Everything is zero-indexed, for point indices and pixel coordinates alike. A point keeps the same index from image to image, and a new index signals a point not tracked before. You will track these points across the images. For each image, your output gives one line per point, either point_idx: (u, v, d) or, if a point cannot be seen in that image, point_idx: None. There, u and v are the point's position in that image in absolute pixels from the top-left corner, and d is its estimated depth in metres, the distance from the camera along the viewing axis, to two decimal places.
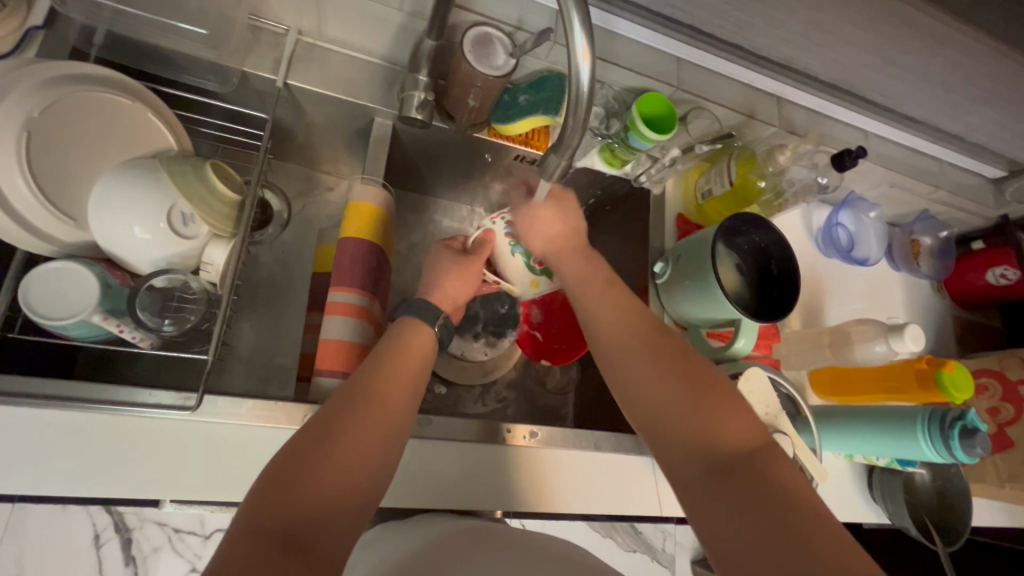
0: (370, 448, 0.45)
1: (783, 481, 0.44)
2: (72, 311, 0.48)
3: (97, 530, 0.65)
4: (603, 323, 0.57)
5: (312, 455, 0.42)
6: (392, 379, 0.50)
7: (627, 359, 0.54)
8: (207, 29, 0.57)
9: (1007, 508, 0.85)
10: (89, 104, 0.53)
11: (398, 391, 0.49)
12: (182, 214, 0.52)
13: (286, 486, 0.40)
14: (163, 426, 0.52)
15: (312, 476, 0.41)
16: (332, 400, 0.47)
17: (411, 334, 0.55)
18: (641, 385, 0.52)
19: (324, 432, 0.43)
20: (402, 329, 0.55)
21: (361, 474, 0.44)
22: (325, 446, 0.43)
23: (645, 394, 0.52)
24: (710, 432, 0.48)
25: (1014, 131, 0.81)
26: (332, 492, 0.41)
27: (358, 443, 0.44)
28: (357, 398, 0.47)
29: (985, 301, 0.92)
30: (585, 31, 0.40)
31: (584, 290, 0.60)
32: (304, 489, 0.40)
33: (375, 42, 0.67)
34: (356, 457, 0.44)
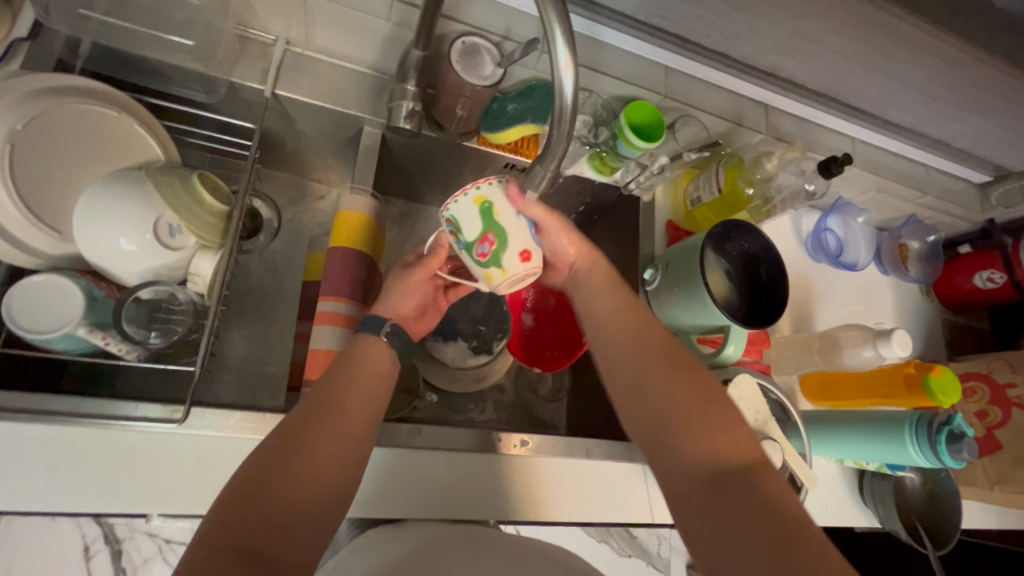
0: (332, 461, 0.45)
1: (770, 491, 0.45)
2: (56, 324, 0.48)
3: (87, 542, 0.67)
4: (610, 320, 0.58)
5: (282, 469, 0.42)
6: (352, 391, 0.49)
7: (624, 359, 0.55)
8: (194, 40, 0.58)
9: (996, 510, 0.86)
10: (75, 115, 0.53)
11: (357, 402, 0.49)
12: (168, 225, 0.52)
13: (254, 500, 0.40)
14: (149, 440, 0.52)
15: (282, 496, 0.41)
16: (291, 415, 0.46)
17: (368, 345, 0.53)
18: (638, 383, 0.53)
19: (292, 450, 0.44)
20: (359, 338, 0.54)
21: (323, 494, 0.44)
22: (296, 462, 0.43)
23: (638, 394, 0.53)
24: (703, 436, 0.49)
25: (999, 137, 0.82)
26: (296, 514, 0.42)
27: (321, 469, 0.44)
28: (323, 415, 0.47)
29: (973, 304, 0.93)
30: (568, 42, 0.41)
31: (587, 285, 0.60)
32: (275, 510, 0.41)
33: (364, 52, 0.67)
34: (319, 479, 0.44)
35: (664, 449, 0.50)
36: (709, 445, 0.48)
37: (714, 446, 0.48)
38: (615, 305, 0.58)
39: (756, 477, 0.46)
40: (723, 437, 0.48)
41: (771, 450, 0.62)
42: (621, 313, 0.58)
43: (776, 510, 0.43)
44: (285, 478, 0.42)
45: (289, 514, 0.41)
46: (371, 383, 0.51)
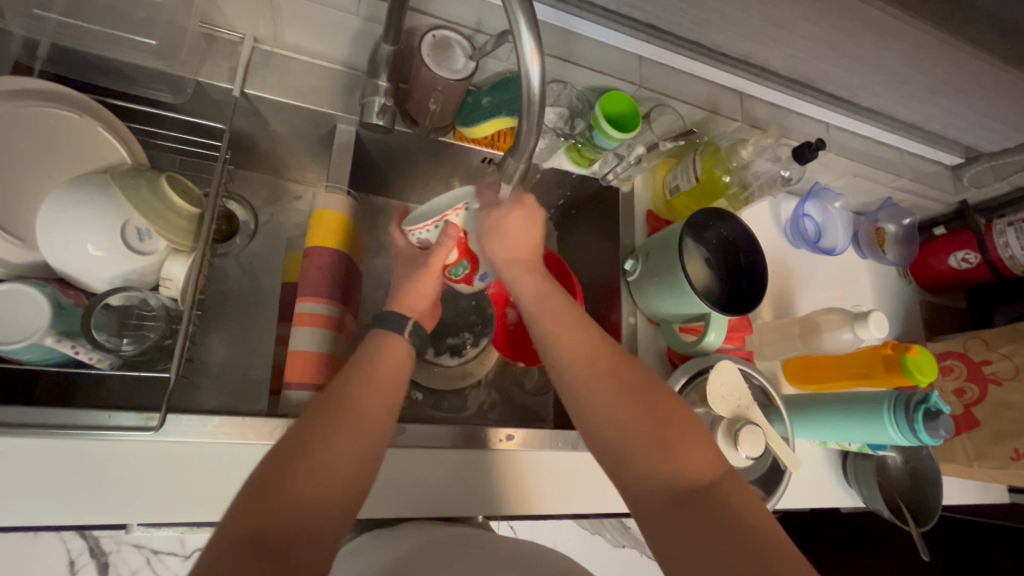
0: (349, 466, 0.44)
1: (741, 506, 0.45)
2: (23, 334, 0.46)
3: (72, 557, 0.67)
4: (563, 335, 0.56)
5: (298, 470, 0.42)
6: (370, 393, 0.49)
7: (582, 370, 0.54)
8: (157, 39, 0.56)
9: (976, 485, 0.88)
10: (35, 120, 0.52)
11: (376, 405, 0.49)
12: (137, 229, 0.51)
13: (262, 496, 0.40)
14: (124, 450, 0.50)
15: (309, 482, 0.42)
16: (307, 416, 0.46)
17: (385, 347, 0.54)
18: (592, 407, 0.52)
19: (299, 443, 0.43)
20: (374, 343, 0.55)
21: (343, 490, 0.43)
22: (317, 454, 0.43)
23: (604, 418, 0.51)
24: (683, 462, 0.48)
25: (970, 120, 0.83)
26: (305, 509, 0.41)
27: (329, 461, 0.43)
28: (326, 408, 0.46)
29: (950, 284, 0.95)
30: (534, 34, 0.40)
31: (547, 300, 0.59)
32: (283, 507, 0.40)
33: (335, 48, 0.66)
34: (346, 466, 0.44)
35: (626, 472, 0.49)
36: (686, 471, 0.47)
37: (689, 469, 0.48)
38: (563, 328, 0.57)
39: (734, 501, 0.46)
40: (701, 463, 0.48)
41: (754, 434, 0.62)
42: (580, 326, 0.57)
43: (748, 530, 0.43)
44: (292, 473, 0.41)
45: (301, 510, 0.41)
46: (387, 388, 0.51)
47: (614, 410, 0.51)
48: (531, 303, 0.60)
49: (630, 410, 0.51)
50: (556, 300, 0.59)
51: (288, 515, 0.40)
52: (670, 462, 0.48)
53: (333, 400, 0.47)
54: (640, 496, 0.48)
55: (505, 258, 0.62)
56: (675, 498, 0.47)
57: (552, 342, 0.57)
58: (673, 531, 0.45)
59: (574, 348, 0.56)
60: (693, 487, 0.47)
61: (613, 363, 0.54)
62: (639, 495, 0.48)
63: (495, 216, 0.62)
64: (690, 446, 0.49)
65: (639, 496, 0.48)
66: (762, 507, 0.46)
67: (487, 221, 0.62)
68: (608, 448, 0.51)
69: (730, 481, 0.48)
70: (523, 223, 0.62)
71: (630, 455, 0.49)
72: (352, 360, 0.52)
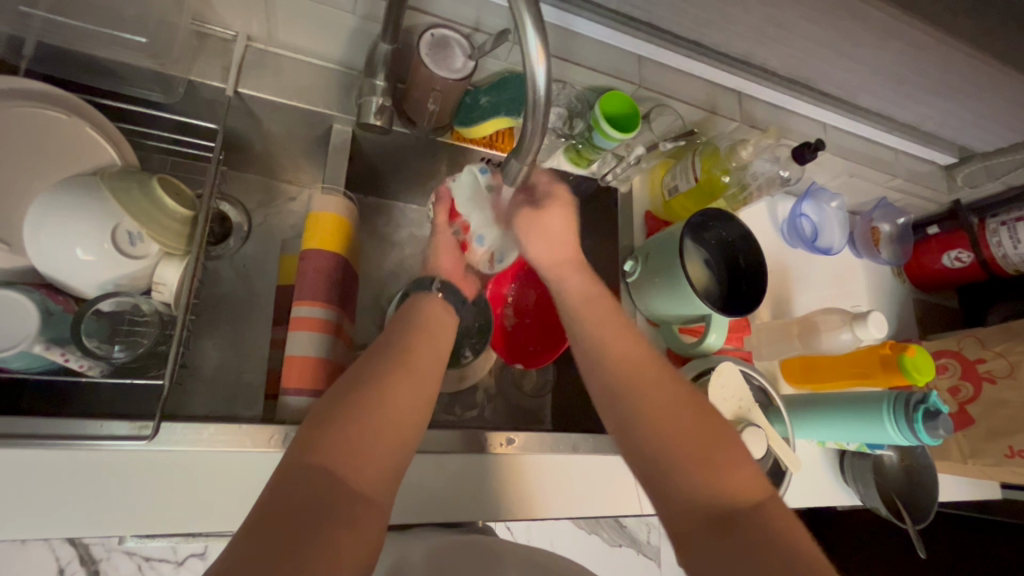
0: (393, 463, 0.44)
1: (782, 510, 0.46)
2: (10, 342, 0.45)
3: (61, 564, 0.67)
4: (614, 331, 0.58)
5: (356, 453, 0.41)
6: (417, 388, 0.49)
7: (634, 365, 0.55)
8: (148, 37, 0.55)
9: (969, 482, 0.89)
10: (20, 121, 0.51)
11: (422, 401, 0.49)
12: (128, 233, 0.49)
13: (331, 444, 0.41)
14: (115, 460, 0.49)
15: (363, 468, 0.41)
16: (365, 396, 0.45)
17: (434, 335, 0.56)
18: (646, 399, 0.53)
19: (363, 407, 0.44)
20: (418, 328, 0.55)
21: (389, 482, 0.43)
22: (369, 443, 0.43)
23: (643, 398, 0.53)
24: (722, 456, 0.48)
25: (964, 120, 0.84)
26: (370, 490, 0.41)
27: (385, 438, 0.44)
28: (391, 376, 0.48)
29: (943, 283, 0.96)
30: (540, 33, 0.40)
31: (590, 301, 0.61)
32: (343, 463, 0.41)
33: (330, 47, 0.64)
34: (393, 459, 0.44)
35: (679, 468, 0.48)
36: (724, 466, 0.48)
37: (734, 471, 0.48)
38: (614, 325, 0.59)
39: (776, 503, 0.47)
40: (739, 467, 0.48)
41: (756, 436, 0.63)
42: (625, 329, 0.59)
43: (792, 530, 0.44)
44: (354, 436, 0.42)
45: (357, 475, 0.41)
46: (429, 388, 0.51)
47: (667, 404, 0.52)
48: (574, 298, 0.62)
49: (674, 396, 0.53)
50: (599, 300, 0.61)
51: (350, 473, 0.40)
52: (708, 451, 0.49)
53: (397, 374, 0.48)
54: (671, 479, 0.48)
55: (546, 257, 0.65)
56: (710, 487, 0.47)
57: (601, 339, 0.58)
58: (703, 518, 0.46)
59: (623, 345, 0.57)
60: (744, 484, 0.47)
61: (653, 355, 0.57)
62: (670, 480, 0.48)
63: (538, 214, 0.66)
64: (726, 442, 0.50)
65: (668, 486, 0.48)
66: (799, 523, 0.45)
67: (528, 223, 0.66)
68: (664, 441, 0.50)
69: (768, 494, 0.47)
70: (563, 218, 0.66)
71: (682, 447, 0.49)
72: (400, 344, 0.52)
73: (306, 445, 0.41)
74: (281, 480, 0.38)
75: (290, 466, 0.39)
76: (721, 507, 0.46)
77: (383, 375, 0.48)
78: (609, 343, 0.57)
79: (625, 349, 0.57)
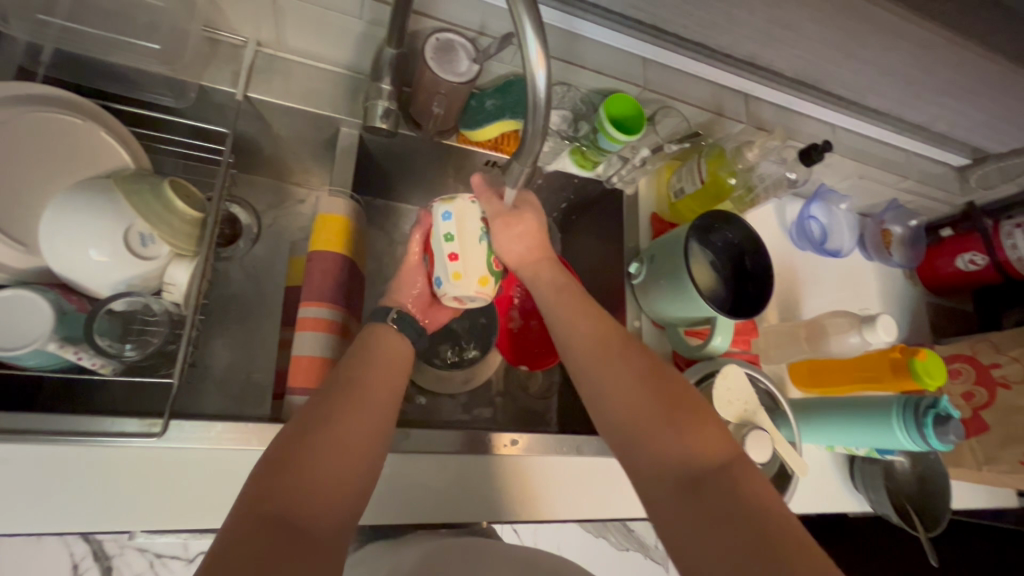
0: (345, 458, 0.43)
1: (751, 492, 0.45)
2: (26, 340, 0.46)
3: (75, 560, 0.68)
4: (577, 324, 0.58)
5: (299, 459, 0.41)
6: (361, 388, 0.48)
7: (595, 357, 0.55)
8: (160, 44, 0.56)
9: (984, 489, 0.87)
10: (38, 126, 0.52)
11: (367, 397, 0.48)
12: (140, 234, 0.51)
13: (291, 476, 0.40)
14: (126, 457, 0.50)
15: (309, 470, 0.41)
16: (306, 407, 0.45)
17: (382, 342, 0.54)
18: (610, 395, 0.53)
19: (320, 436, 0.43)
20: (370, 338, 0.54)
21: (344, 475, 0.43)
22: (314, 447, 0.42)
23: (614, 395, 0.52)
24: (684, 441, 0.48)
25: (978, 122, 0.82)
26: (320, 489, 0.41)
27: (346, 457, 0.43)
28: (349, 398, 0.47)
29: (957, 287, 0.94)
30: (539, 36, 0.40)
31: (561, 295, 0.61)
32: (304, 495, 0.40)
33: (338, 51, 0.65)
34: (344, 453, 0.43)
35: (646, 464, 0.49)
36: (687, 442, 0.48)
37: (697, 453, 0.47)
38: (576, 317, 0.58)
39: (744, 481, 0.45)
40: (707, 435, 0.48)
41: (762, 438, 0.61)
42: (590, 317, 0.58)
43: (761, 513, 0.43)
44: (315, 463, 0.41)
45: (319, 507, 0.40)
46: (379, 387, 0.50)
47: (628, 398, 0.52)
48: (546, 289, 0.62)
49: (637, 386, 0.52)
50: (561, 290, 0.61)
51: (312, 504, 0.40)
52: (675, 438, 0.48)
53: (356, 392, 0.47)
54: (646, 478, 0.48)
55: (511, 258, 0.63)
56: (675, 472, 0.47)
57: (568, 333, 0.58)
58: (675, 509, 0.46)
59: (587, 335, 0.57)
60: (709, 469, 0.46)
61: (617, 343, 0.56)
62: (645, 476, 0.49)
63: (506, 223, 0.60)
64: (692, 419, 0.49)
65: (642, 474, 0.49)
66: (767, 487, 0.46)
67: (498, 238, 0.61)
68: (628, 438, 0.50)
69: (736, 458, 0.47)
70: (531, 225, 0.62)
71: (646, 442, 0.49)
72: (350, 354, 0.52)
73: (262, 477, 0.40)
74: (241, 514, 0.37)
75: (249, 499, 0.38)
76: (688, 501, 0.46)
77: (341, 397, 0.47)
78: (571, 335, 0.57)
79: (588, 343, 0.56)
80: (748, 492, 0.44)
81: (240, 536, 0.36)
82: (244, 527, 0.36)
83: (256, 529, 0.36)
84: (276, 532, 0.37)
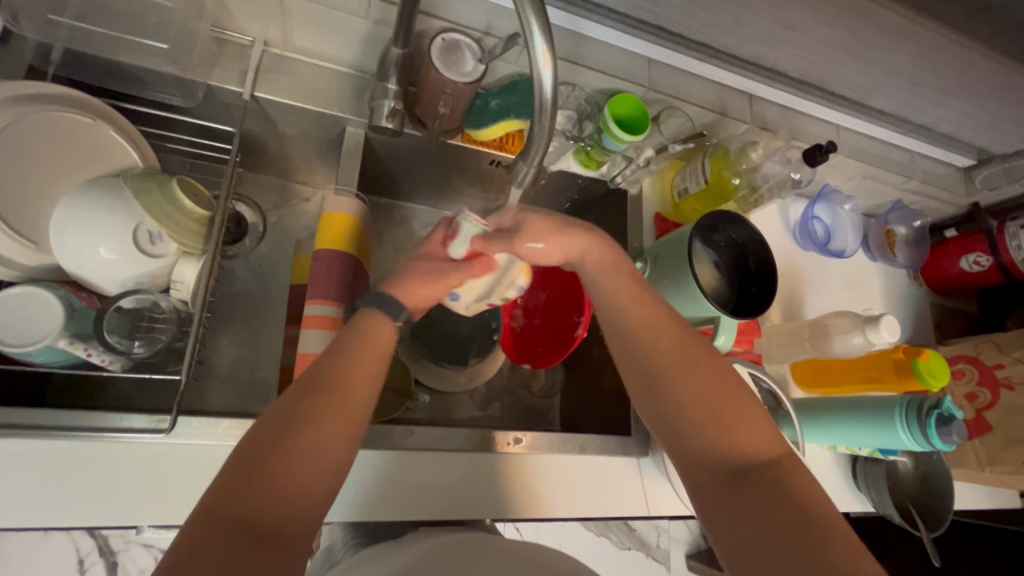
0: (319, 463, 0.42)
1: (796, 485, 0.45)
2: (35, 337, 0.47)
3: (81, 556, 0.71)
4: (627, 304, 0.57)
5: (274, 460, 0.40)
6: (345, 387, 0.46)
7: (644, 338, 0.55)
8: (169, 44, 0.57)
9: (986, 491, 0.87)
10: (48, 124, 0.52)
11: (352, 396, 0.46)
12: (149, 232, 0.51)
13: (271, 483, 0.39)
14: (134, 453, 0.51)
15: (281, 475, 0.40)
16: (287, 404, 0.43)
17: (375, 332, 0.51)
18: (659, 377, 0.53)
19: (299, 436, 0.41)
20: (364, 326, 0.51)
21: (320, 481, 0.42)
22: (290, 450, 0.41)
23: (666, 381, 0.52)
24: (733, 425, 0.49)
25: (983, 123, 0.82)
26: (293, 495, 0.40)
27: (322, 458, 0.42)
28: (329, 396, 0.44)
29: (961, 287, 0.94)
30: (546, 36, 0.40)
31: (609, 274, 0.59)
32: (273, 503, 0.39)
33: (344, 51, 0.66)
34: (321, 458, 0.42)
35: (690, 447, 0.50)
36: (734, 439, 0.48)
37: (744, 440, 0.48)
38: (623, 296, 0.57)
39: (787, 474, 0.46)
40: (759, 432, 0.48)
41: None
42: (639, 296, 0.57)
43: (803, 509, 0.43)
44: (293, 468, 0.40)
45: (290, 510, 0.39)
46: (366, 382, 0.47)
47: (677, 382, 0.52)
48: (595, 270, 0.60)
49: (687, 370, 0.52)
50: (611, 269, 0.59)
51: (288, 508, 0.39)
52: (722, 433, 0.49)
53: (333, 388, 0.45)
54: (690, 462, 0.50)
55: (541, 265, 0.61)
56: (723, 464, 0.48)
57: (613, 313, 0.57)
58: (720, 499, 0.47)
59: (636, 313, 0.56)
60: (753, 461, 0.47)
61: (669, 325, 0.55)
62: (689, 458, 0.50)
63: (522, 242, 0.59)
64: (741, 412, 0.49)
65: (687, 461, 0.50)
66: (814, 480, 0.46)
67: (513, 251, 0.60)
68: (674, 419, 0.51)
69: (783, 452, 0.48)
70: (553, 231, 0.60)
71: (692, 425, 0.50)
72: (341, 340, 0.49)
73: (238, 479, 0.38)
74: (211, 522, 0.36)
75: (225, 504, 0.37)
76: (728, 486, 0.47)
77: (323, 396, 0.44)
78: (621, 315, 0.57)
79: (637, 321, 0.56)
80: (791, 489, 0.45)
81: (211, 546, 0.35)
82: (215, 537, 0.35)
83: (229, 540, 0.36)
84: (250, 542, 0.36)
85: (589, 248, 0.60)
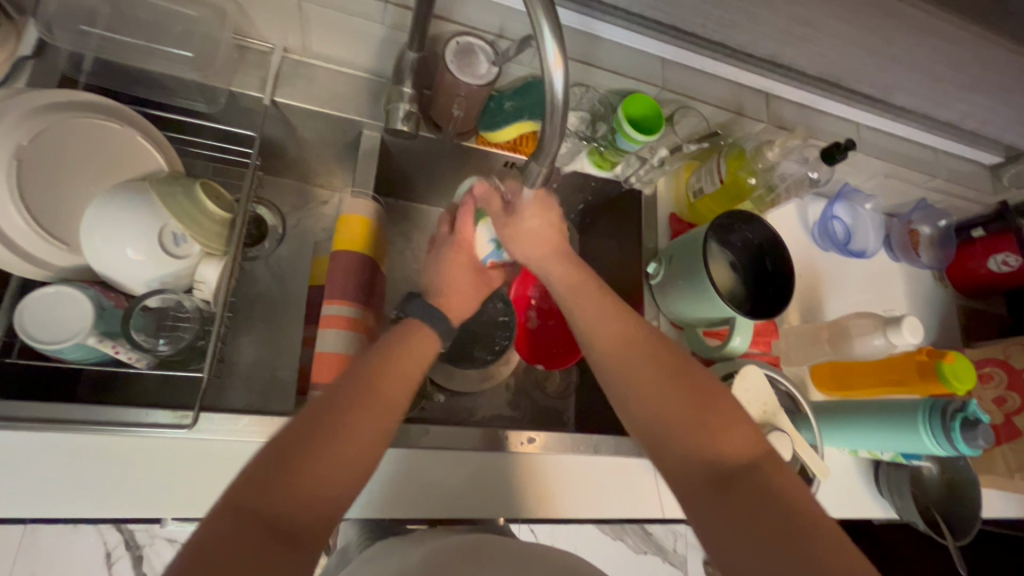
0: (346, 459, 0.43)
1: (783, 491, 0.44)
2: (66, 335, 0.49)
3: (109, 550, 0.74)
4: (603, 322, 0.57)
5: (299, 457, 0.41)
6: (372, 389, 0.47)
7: (622, 353, 0.55)
8: (193, 52, 0.59)
9: (1018, 500, 0.84)
10: (78, 129, 0.54)
11: (380, 397, 0.47)
12: (173, 234, 0.53)
13: (274, 481, 0.39)
14: (159, 447, 0.52)
15: (308, 471, 0.40)
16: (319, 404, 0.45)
17: (409, 341, 0.54)
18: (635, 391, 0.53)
19: (326, 433, 0.43)
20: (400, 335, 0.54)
21: (347, 479, 0.42)
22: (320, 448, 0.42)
23: (644, 393, 0.52)
24: (714, 432, 0.48)
25: (1012, 119, 0.80)
26: (319, 489, 0.41)
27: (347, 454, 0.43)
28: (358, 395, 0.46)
29: (988, 288, 0.92)
30: (557, 39, 0.41)
31: (578, 290, 0.60)
32: (297, 495, 0.39)
33: (362, 56, 0.67)
34: (349, 456, 0.43)
35: (671, 457, 0.49)
36: (721, 440, 0.48)
37: (725, 447, 0.47)
38: (600, 312, 0.58)
39: (771, 478, 0.45)
40: (738, 433, 0.48)
41: (782, 440, 0.63)
42: (617, 311, 0.58)
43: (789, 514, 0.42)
44: (317, 466, 0.41)
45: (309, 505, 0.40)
46: (395, 384, 0.49)
47: (654, 396, 0.51)
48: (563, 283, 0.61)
49: (665, 383, 0.52)
50: (584, 281, 0.60)
51: (302, 509, 0.39)
52: (703, 436, 0.48)
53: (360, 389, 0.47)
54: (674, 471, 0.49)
55: (532, 257, 0.62)
56: (706, 469, 0.47)
57: (594, 331, 0.57)
58: (707, 502, 0.46)
59: (612, 329, 0.56)
60: (736, 468, 0.46)
61: (649, 340, 0.55)
62: (671, 468, 0.49)
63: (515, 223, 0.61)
64: (726, 414, 0.49)
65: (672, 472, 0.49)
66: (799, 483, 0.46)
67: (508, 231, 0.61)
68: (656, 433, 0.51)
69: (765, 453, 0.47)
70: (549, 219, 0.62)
71: (672, 437, 0.49)
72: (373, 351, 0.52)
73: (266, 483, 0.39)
74: (222, 513, 0.37)
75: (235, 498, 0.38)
76: (716, 493, 0.46)
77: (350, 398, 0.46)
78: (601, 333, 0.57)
79: (616, 336, 0.56)
80: (782, 487, 0.45)
81: (229, 546, 0.35)
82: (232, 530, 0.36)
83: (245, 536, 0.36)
84: (261, 538, 0.36)
85: (565, 258, 0.62)
